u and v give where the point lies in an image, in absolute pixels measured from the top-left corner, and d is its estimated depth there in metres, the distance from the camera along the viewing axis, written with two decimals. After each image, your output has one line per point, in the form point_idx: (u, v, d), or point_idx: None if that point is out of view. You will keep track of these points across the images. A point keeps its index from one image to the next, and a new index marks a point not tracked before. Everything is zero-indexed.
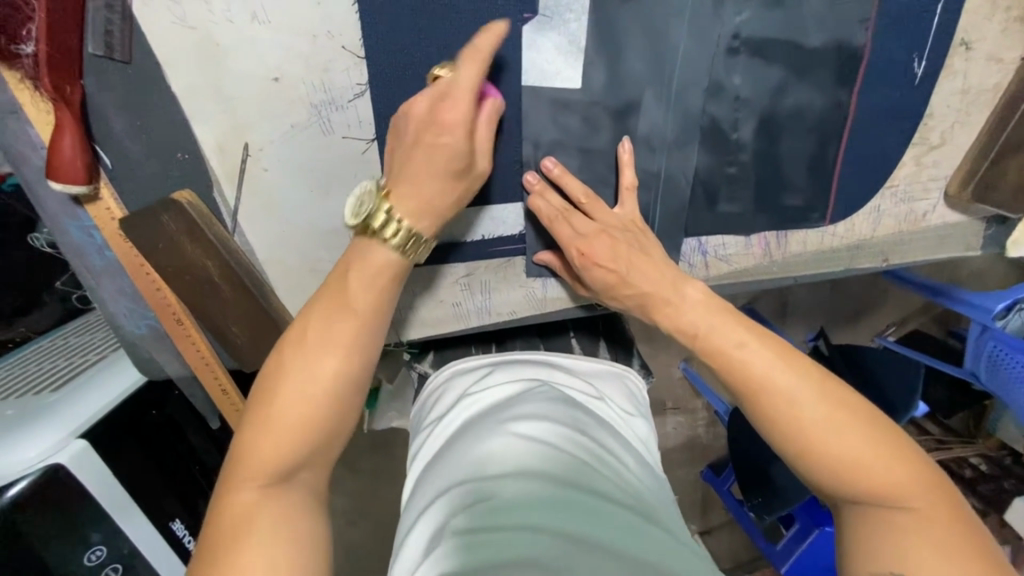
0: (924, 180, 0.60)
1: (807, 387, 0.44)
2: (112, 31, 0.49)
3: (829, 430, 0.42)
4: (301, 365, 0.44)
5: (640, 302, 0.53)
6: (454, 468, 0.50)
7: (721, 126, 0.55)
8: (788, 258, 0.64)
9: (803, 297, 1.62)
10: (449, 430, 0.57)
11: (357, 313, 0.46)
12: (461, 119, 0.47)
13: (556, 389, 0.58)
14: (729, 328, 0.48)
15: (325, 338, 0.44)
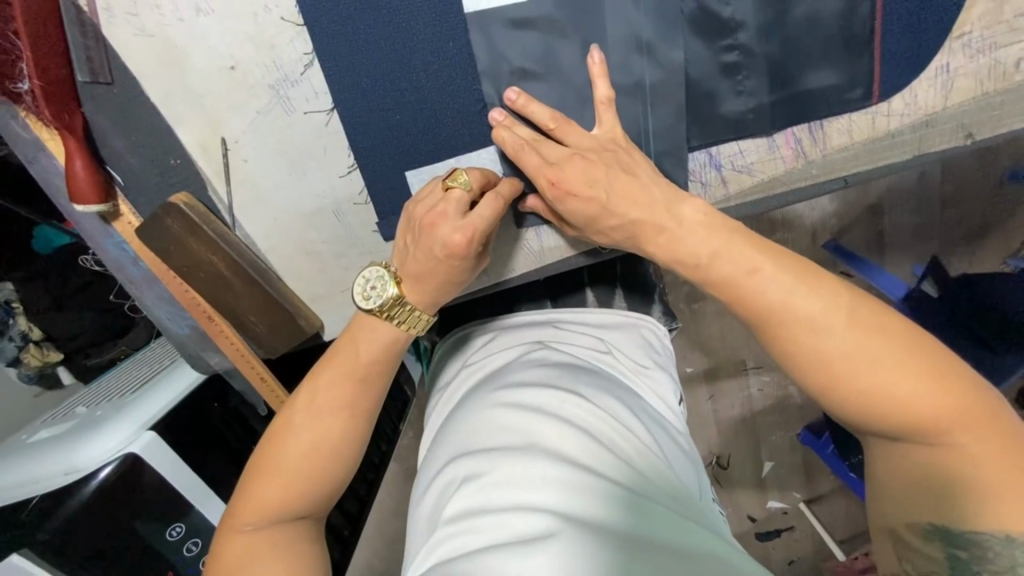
0: (1007, 19, 0.47)
1: (837, 314, 0.38)
2: (91, 55, 0.52)
3: (861, 363, 0.37)
4: (324, 412, 0.49)
5: (631, 235, 0.46)
6: (456, 438, 0.48)
7: (708, 6, 0.46)
8: (831, 155, 0.52)
9: (904, 223, 1.37)
10: (452, 399, 0.56)
11: (371, 361, 0.50)
12: (472, 242, 0.47)
13: (560, 352, 0.54)
14: (737, 250, 0.41)
15: (334, 389, 0.50)
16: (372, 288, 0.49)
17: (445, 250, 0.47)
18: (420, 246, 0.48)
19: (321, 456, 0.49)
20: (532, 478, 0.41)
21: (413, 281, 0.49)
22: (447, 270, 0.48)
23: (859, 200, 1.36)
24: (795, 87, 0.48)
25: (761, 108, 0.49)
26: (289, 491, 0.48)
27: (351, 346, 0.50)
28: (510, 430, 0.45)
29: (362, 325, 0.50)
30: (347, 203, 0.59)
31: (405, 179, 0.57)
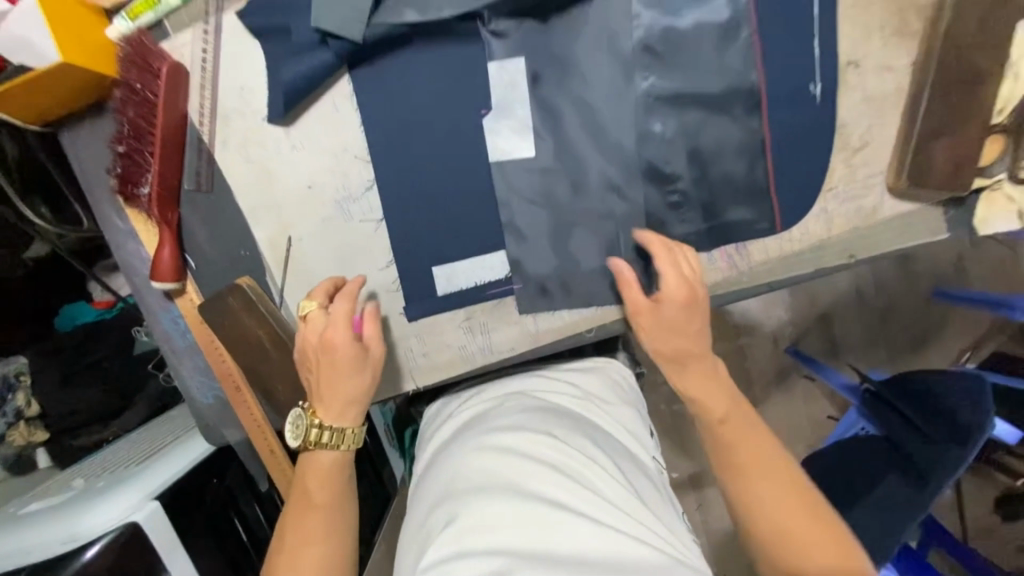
0: (862, 180, 0.67)
1: (757, 438, 0.58)
2: (200, 172, 0.69)
3: (762, 477, 0.56)
4: (302, 542, 0.56)
5: (673, 359, 0.61)
6: (446, 476, 0.55)
7: (656, 164, 0.66)
8: (756, 266, 0.69)
9: (852, 332, 1.56)
10: (445, 440, 0.63)
11: (319, 485, 0.60)
12: (343, 339, 0.60)
13: (536, 401, 0.64)
14: (703, 377, 0.61)
15: (302, 524, 0.57)
16: (294, 429, 0.61)
17: (326, 356, 0.60)
18: (321, 371, 0.61)
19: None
20: (509, 511, 0.48)
21: (322, 402, 0.61)
22: (338, 371, 0.60)
23: (810, 310, 1.56)
24: (721, 218, 0.67)
25: (699, 232, 0.67)
26: None
27: (301, 489, 0.60)
28: (493, 467, 0.53)
29: (306, 462, 0.61)
30: (381, 291, 0.72)
31: (429, 274, 0.71)
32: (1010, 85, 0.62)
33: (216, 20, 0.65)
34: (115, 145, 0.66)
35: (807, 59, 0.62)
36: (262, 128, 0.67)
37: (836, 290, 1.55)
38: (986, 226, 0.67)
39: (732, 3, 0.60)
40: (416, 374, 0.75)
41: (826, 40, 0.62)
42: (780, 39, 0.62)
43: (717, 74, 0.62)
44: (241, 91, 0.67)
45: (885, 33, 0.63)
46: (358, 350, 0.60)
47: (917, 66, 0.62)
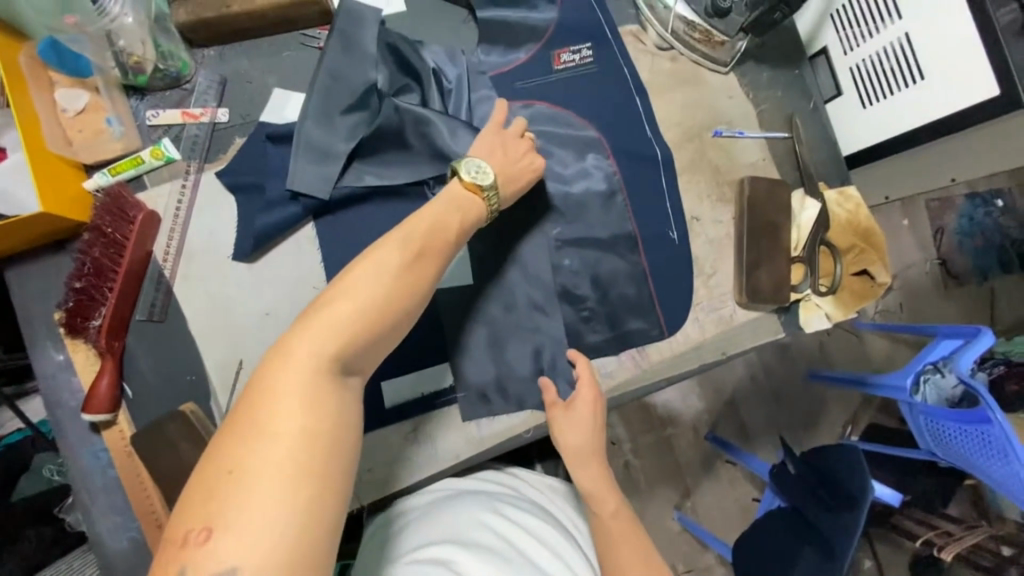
0: (718, 296, 0.89)
1: (632, 534, 0.72)
2: (155, 303, 0.73)
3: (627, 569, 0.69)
4: (383, 278, 0.55)
5: (579, 456, 0.75)
6: (439, 532, 0.65)
7: (568, 288, 0.83)
8: (654, 365, 0.85)
9: (756, 416, 1.78)
10: (428, 506, 0.72)
11: (448, 227, 0.63)
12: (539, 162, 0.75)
13: (521, 499, 0.76)
14: (596, 473, 0.75)
15: (392, 272, 0.56)
16: (478, 173, 0.67)
17: (529, 166, 0.74)
18: (501, 155, 0.72)
19: (372, 324, 0.53)
20: (496, 567, 0.59)
21: (502, 178, 0.71)
22: (520, 179, 0.73)
23: (718, 398, 1.77)
24: (623, 328, 0.84)
25: (607, 340, 0.84)
26: (338, 344, 0.50)
27: (422, 213, 0.62)
28: (487, 539, 0.64)
29: (457, 191, 0.66)
30: None
31: (378, 388, 0.78)
32: (796, 231, 0.90)
33: (195, 177, 0.76)
34: (71, 282, 0.69)
35: (665, 214, 0.87)
36: (227, 264, 0.76)
37: (737, 379, 1.78)
38: (809, 325, 0.90)
39: (608, 178, 0.85)
40: (360, 492, 0.77)
41: (675, 202, 0.87)
42: (644, 201, 0.86)
43: (604, 224, 0.84)
44: (210, 234, 0.76)
45: (712, 198, 0.90)
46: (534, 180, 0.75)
47: (735, 220, 0.89)
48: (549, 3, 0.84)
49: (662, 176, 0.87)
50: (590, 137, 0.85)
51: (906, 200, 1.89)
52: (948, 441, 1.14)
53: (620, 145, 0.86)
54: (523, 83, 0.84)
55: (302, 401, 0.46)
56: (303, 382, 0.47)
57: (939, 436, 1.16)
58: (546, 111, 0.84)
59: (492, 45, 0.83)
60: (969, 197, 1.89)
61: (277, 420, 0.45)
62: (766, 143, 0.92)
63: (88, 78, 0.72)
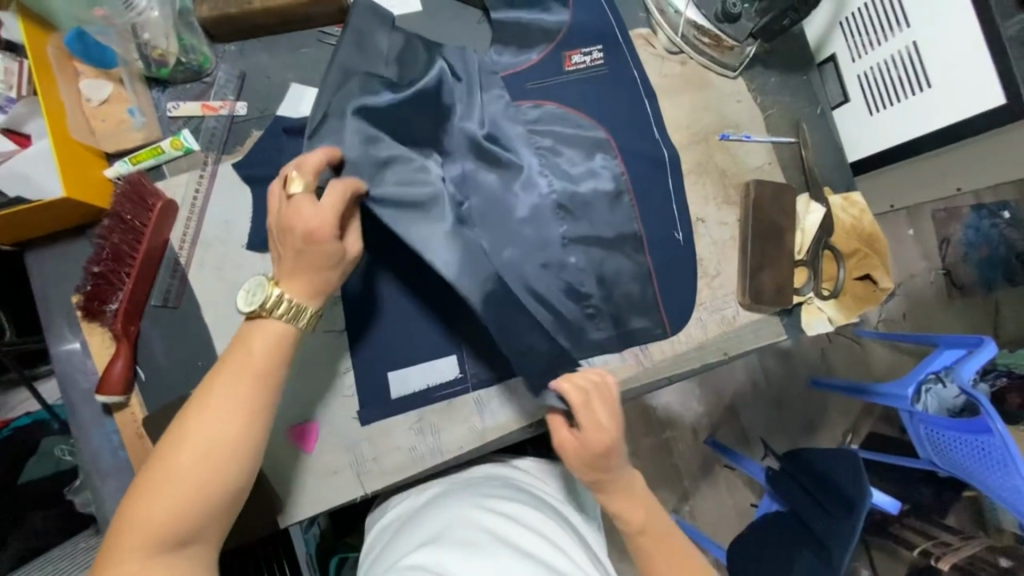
0: (721, 297, 0.90)
1: (666, 543, 0.70)
2: (170, 289, 0.75)
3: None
4: (217, 423, 0.56)
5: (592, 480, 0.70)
6: (420, 534, 0.65)
7: (574, 285, 0.84)
8: (656, 362, 0.87)
9: (755, 422, 1.78)
10: (418, 514, 0.72)
11: (271, 352, 0.59)
12: (325, 221, 0.60)
13: (521, 493, 0.74)
14: (622, 490, 0.71)
15: (221, 413, 0.56)
16: (251, 294, 0.60)
17: (308, 236, 0.60)
18: (290, 252, 0.61)
19: (209, 479, 0.55)
20: (472, 560, 0.57)
21: (291, 277, 0.61)
22: (315, 258, 0.61)
23: (718, 403, 1.77)
24: (626, 326, 0.86)
25: (612, 337, 0.85)
26: (175, 512, 0.53)
27: (243, 344, 0.59)
28: (474, 534, 0.61)
29: (252, 326, 0.60)
30: (336, 396, 0.79)
31: (386, 377, 0.79)
32: (800, 235, 0.91)
33: (212, 168, 0.78)
34: (89, 266, 0.71)
35: (670, 215, 0.88)
36: (241, 253, 0.78)
37: (736, 384, 1.79)
38: (810, 328, 0.91)
39: (615, 178, 0.86)
40: (365, 480, 0.78)
41: (680, 203, 0.89)
42: (651, 202, 0.88)
43: (611, 224, 0.86)
44: (225, 223, 0.78)
45: (717, 200, 0.91)
46: (337, 246, 0.62)
47: (740, 223, 0.90)
48: (561, 5, 0.86)
49: (668, 178, 0.89)
50: (599, 138, 0.86)
51: (910, 210, 1.89)
52: (948, 451, 1.15)
53: (628, 146, 0.87)
54: (532, 84, 0.85)
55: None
56: (142, 559, 0.52)
57: (938, 445, 1.17)
58: (556, 112, 0.85)
59: (505, 45, 0.84)
60: (975, 208, 1.89)
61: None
62: (773, 147, 0.93)
63: (112, 69, 0.74)
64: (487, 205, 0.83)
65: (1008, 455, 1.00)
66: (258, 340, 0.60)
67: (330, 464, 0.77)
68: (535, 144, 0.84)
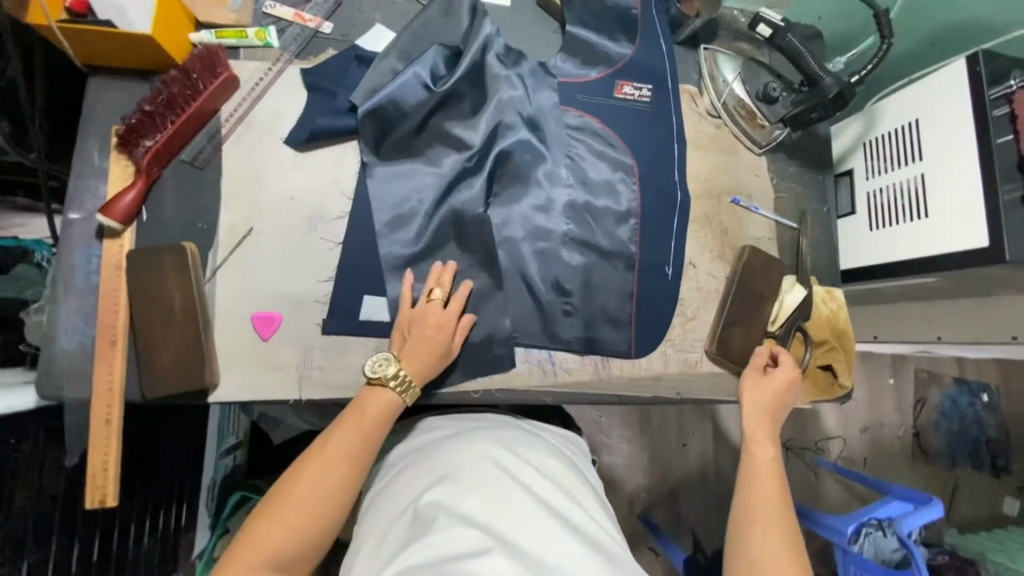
0: (690, 340, 0.93)
1: (772, 475, 0.75)
2: (202, 151, 0.81)
3: (758, 501, 0.71)
4: (331, 463, 0.65)
5: (756, 409, 0.84)
6: (429, 465, 0.70)
7: (561, 280, 0.89)
8: (613, 377, 0.89)
9: (692, 510, 1.75)
10: (428, 448, 0.75)
11: (381, 418, 0.70)
12: (449, 319, 0.78)
13: (517, 429, 0.81)
14: (759, 421, 0.82)
15: (335, 456, 0.66)
16: (375, 365, 0.72)
17: (435, 330, 0.77)
18: (413, 338, 0.76)
19: (316, 513, 0.63)
20: (482, 500, 0.63)
21: (410, 359, 0.74)
22: (433, 346, 0.76)
23: (662, 482, 1.75)
24: (596, 334, 0.89)
25: (579, 338, 0.88)
26: (285, 540, 0.61)
27: (360, 404, 0.70)
28: (493, 477, 0.67)
29: (367, 395, 0.70)
30: (309, 298, 0.80)
31: (360, 299, 0.81)
32: (778, 307, 0.95)
33: (282, 66, 0.86)
34: (143, 104, 0.77)
35: (667, 251, 0.94)
36: (276, 143, 0.83)
37: (687, 468, 1.77)
38: None
39: (627, 201, 0.93)
40: (303, 385, 0.78)
41: (679, 244, 0.95)
42: (653, 233, 0.94)
43: (611, 237, 0.91)
44: (273, 114, 0.84)
45: (713, 254, 0.97)
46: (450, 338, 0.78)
47: (727, 280, 0.95)
48: (628, 42, 0.96)
49: (675, 218, 0.95)
50: (624, 161, 0.94)
51: (897, 360, 1.91)
52: None
53: (648, 178, 0.94)
54: (584, 97, 0.93)
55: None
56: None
57: None
58: (595, 127, 0.93)
59: (571, 57, 0.93)
60: (958, 381, 1.92)
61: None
62: (775, 227, 1.01)
63: None
64: (510, 181, 0.89)
65: None
66: (369, 404, 0.70)
67: (277, 360, 0.78)
68: (569, 146, 0.92)
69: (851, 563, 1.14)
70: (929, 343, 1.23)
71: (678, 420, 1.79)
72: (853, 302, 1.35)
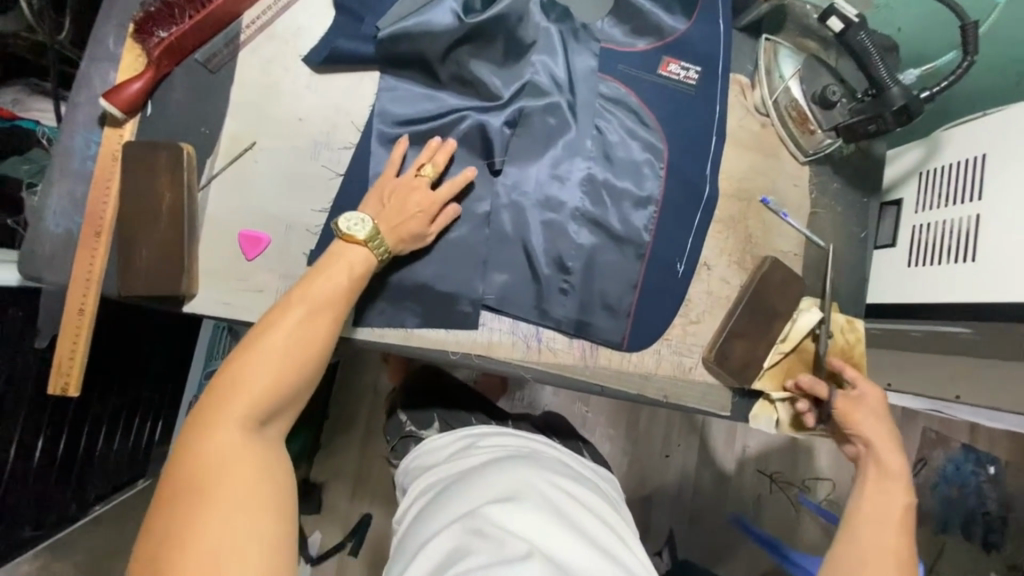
0: (688, 344, 0.88)
1: (898, 505, 0.75)
2: (218, 54, 0.77)
3: (877, 522, 0.73)
4: (309, 317, 0.64)
5: (885, 432, 0.80)
6: (472, 481, 0.67)
7: (564, 256, 0.84)
8: (598, 366, 0.84)
9: (662, 521, 1.71)
10: (468, 468, 0.72)
11: (358, 271, 0.69)
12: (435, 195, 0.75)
13: (558, 460, 0.77)
14: (890, 446, 0.79)
15: (311, 309, 0.64)
16: (353, 222, 0.69)
17: (418, 204, 0.74)
18: (393, 207, 0.73)
19: (294, 364, 0.62)
20: (529, 517, 0.59)
21: (388, 226, 0.72)
22: (412, 219, 0.74)
23: (637, 489, 1.71)
24: (589, 318, 0.84)
25: (570, 319, 0.84)
26: (265, 391, 0.60)
27: (336, 257, 0.68)
28: (538, 499, 0.63)
29: (345, 247, 0.69)
30: (301, 226, 0.78)
31: None
32: (788, 328, 0.89)
33: None
34: None
35: (682, 246, 0.88)
36: (294, 60, 0.80)
37: (665, 478, 1.73)
38: (756, 419, 0.89)
39: (651, 186, 0.87)
40: None
41: (697, 241, 0.89)
42: (672, 225, 0.88)
43: (626, 222, 0.86)
44: (297, 29, 0.80)
45: (731, 260, 0.91)
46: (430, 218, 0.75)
47: (740, 289, 0.89)
48: (683, 15, 0.88)
49: (699, 213, 0.89)
50: (656, 144, 0.87)
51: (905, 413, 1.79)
52: None
53: (677, 166, 0.88)
54: (625, 68, 0.87)
55: (228, 445, 0.57)
56: (230, 435, 0.58)
57: None
58: (631, 102, 0.87)
59: (620, 23, 0.87)
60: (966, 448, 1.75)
61: (199, 462, 0.56)
62: (804, 243, 0.94)
63: None
64: (528, 144, 0.84)
65: None
66: (347, 258, 0.69)
67: (258, 282, 0.76)
68: (600, 116, 0.86)
69: None
70: (948, 403, 1.12)
71: (665, 431, 1.74)
72: (871, 343, 1.26)
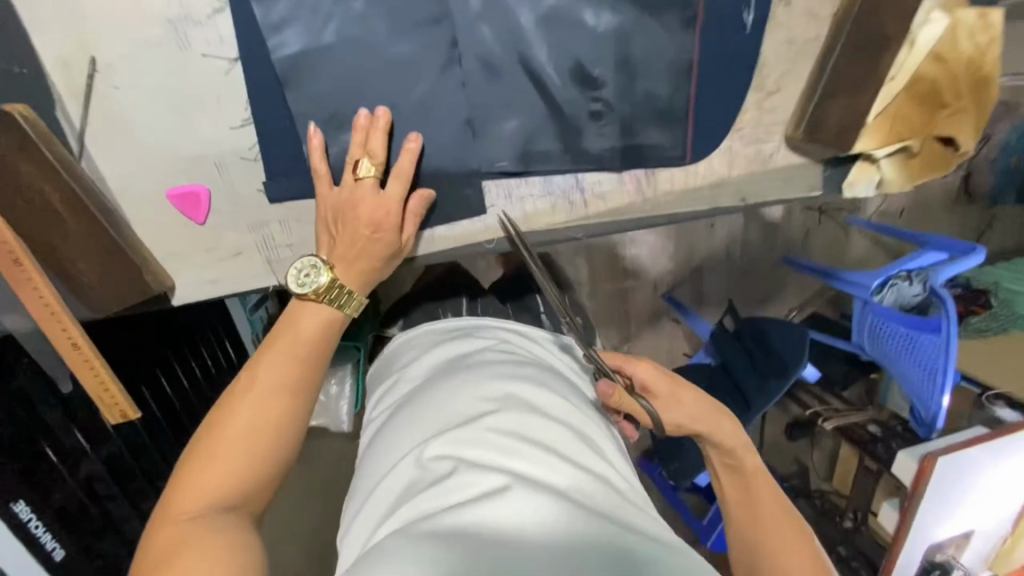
0: (767, 124, 0.67)
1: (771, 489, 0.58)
2: None
3: (769, 520, 0.56)
4: (266, 392, 0.50)
5: (691, 406, 0.57)
6: (416, 402, 0.53)
7: (584, 62, 0.59)
8: (659, 196, 0.68)
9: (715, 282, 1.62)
10: (414, 382, 0.58)
11: (318, 338, 0.53)
12: (392, 197, 0.55)
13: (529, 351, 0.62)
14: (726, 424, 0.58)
15: (268, 382, 0.51)
16: (298, 275, 0.53)
17: (370, 226, 0.54)
18: (343, 239, 0.54)
19: (248, 454, 0.49)
20: (494, 434, 0.47)
21: (346, 265, 0.54)
22: (374, 248, 0.55)
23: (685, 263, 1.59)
24: (636, 139, 0.64)
25: (614, 150, 0.64)
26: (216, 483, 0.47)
27: (289, 322, 0.53)
28: (506, 410, 0.49)
29: (301, 310, 0.53)
30: (230, 155, 0.57)
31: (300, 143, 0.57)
32: (904, 53, 0.65)
33: None
34: None
35: None
36: None
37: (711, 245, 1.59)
38: (852, 188, 0.72)
39: None
40: (276, 268, 0.63)
41: None
42: None
43: None
44: None
45: None
46: (397, 237, 0.56)
47: (835, 18, 0.63)
48: None
49: None
50: None
51: None
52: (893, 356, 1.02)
53: None
54: None
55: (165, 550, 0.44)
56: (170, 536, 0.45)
57: (882, 348, 1.05)
58: None
59: None
60: None
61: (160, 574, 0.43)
62: None
63: None
64: None
65: (944, 353, 0.94)
66: (304, 322, 0.53)
67: (230, 246, 0.61)
68: None
69: (869, 313, 1.04)
70: None
71: None
72: None
